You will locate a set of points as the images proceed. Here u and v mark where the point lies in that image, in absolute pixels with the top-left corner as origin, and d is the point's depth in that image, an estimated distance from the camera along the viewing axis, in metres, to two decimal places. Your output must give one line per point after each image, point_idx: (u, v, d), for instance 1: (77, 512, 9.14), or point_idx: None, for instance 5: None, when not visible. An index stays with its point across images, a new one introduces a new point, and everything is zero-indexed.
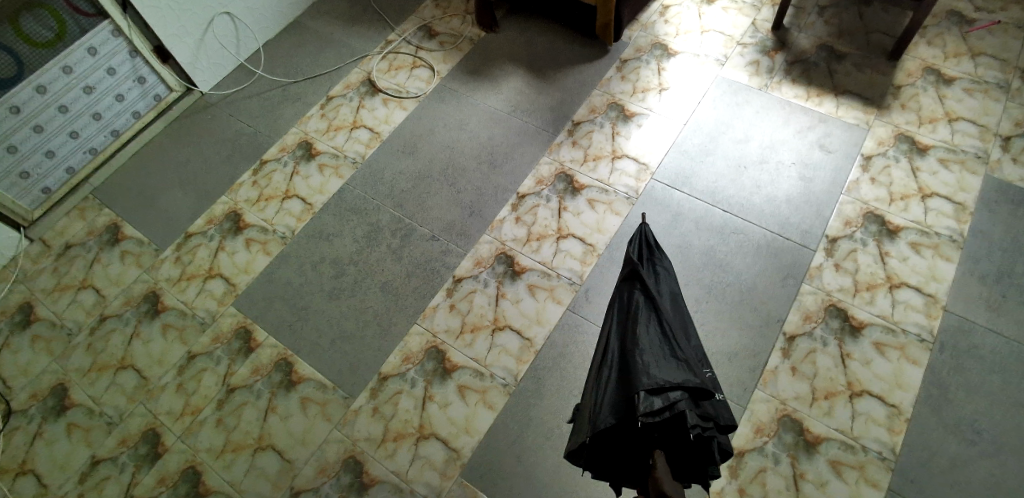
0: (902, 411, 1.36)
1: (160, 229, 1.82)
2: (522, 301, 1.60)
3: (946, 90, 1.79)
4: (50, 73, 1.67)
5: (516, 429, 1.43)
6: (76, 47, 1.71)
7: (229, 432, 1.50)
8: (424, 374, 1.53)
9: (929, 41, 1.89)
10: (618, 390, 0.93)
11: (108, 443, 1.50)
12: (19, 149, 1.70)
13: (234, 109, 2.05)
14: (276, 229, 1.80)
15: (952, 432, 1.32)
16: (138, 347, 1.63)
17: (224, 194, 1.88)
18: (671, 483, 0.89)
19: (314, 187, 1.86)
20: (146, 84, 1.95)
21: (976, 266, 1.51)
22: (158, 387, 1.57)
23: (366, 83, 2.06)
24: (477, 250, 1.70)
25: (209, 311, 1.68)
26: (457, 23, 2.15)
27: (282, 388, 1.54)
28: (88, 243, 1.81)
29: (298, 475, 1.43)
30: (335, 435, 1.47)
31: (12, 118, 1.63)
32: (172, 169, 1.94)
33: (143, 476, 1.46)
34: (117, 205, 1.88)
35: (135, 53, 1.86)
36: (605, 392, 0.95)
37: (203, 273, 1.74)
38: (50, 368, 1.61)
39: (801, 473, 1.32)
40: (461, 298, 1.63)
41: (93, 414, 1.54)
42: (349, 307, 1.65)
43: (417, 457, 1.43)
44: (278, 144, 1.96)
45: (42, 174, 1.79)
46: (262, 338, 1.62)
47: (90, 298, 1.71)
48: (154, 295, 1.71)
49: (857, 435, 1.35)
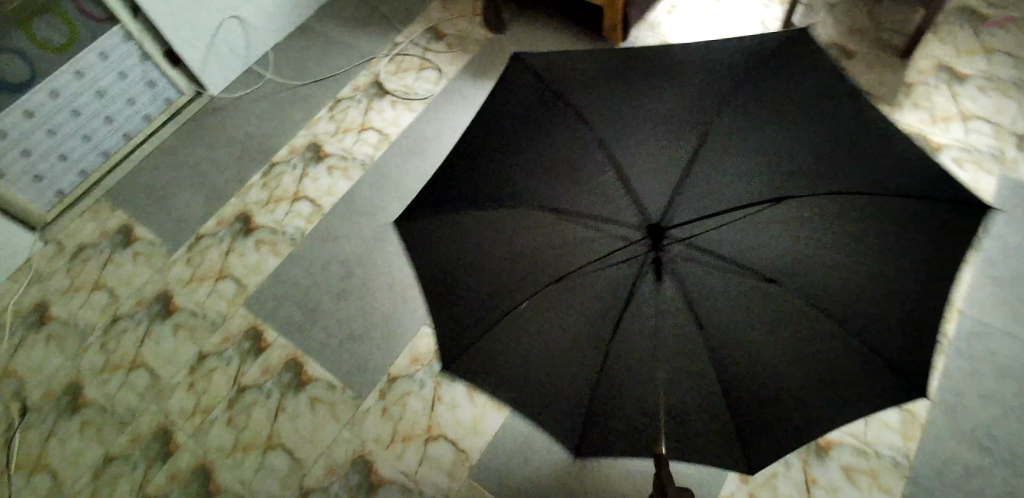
0: (916, 416, 1.34)
1: (172, 230, 1.85)
2: (459, 407, 1.48)
3: (958, 88, 1.77)
4: (62, 78, 1.69)
5: (525, 430, 1.44)
6: (88, 51, 1.72)
7: (239, 430, 1.51)
8: (432, 375, 1.53)
9: (941, 38, 1.87)
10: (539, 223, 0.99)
11: (120, 441, 1.52)
12: (33, 152, 1.72)
13: (244, 111, 2.07)
14: (286, 230, 1.81)
15: (965, 437, 1.31)
16: (150, 347, 1.65)
17: (234, 196, 1.89)
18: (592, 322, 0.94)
19: (323, 189, 1.87)
20: (157, 88, 1.98)
21: (991, 266, 1.49)
22: (169, 386, 1.59)
23: (374, 85, 2.07)
24: (415, 345, 1.58)
25: (219, 312, 1.69)
26: (464, 25, 2.16)
27: (291, 388, 1.55)
28: (101, 245, 1.83)
29: (307, 475, 1.44)
30: (344, 434, 1.48)
31: (27, 122, 1.66)
32: (183, 171, 1.96)
33: (154, 474, 1.47)
34: (130, 206, 1.90)
35: (146, 56, 1.89)
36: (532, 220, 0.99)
37: (214, 274, 1.75)
38: (63, 367, 1.63)
39: (812, 479, 1.31)
40: (395, 399, 1.51)
41: (106, 412, 1.56)
42: (358, 307, 1.66)
43: (425, 457, 1.43)
44: (288, 146, 1.97)
45: (56, 176, 1.82)
46: (272, 338, 1.64)
47: (102, 298, 1.73)
48: (165, 295, 1.73)
49: (870, 440, 1.33)
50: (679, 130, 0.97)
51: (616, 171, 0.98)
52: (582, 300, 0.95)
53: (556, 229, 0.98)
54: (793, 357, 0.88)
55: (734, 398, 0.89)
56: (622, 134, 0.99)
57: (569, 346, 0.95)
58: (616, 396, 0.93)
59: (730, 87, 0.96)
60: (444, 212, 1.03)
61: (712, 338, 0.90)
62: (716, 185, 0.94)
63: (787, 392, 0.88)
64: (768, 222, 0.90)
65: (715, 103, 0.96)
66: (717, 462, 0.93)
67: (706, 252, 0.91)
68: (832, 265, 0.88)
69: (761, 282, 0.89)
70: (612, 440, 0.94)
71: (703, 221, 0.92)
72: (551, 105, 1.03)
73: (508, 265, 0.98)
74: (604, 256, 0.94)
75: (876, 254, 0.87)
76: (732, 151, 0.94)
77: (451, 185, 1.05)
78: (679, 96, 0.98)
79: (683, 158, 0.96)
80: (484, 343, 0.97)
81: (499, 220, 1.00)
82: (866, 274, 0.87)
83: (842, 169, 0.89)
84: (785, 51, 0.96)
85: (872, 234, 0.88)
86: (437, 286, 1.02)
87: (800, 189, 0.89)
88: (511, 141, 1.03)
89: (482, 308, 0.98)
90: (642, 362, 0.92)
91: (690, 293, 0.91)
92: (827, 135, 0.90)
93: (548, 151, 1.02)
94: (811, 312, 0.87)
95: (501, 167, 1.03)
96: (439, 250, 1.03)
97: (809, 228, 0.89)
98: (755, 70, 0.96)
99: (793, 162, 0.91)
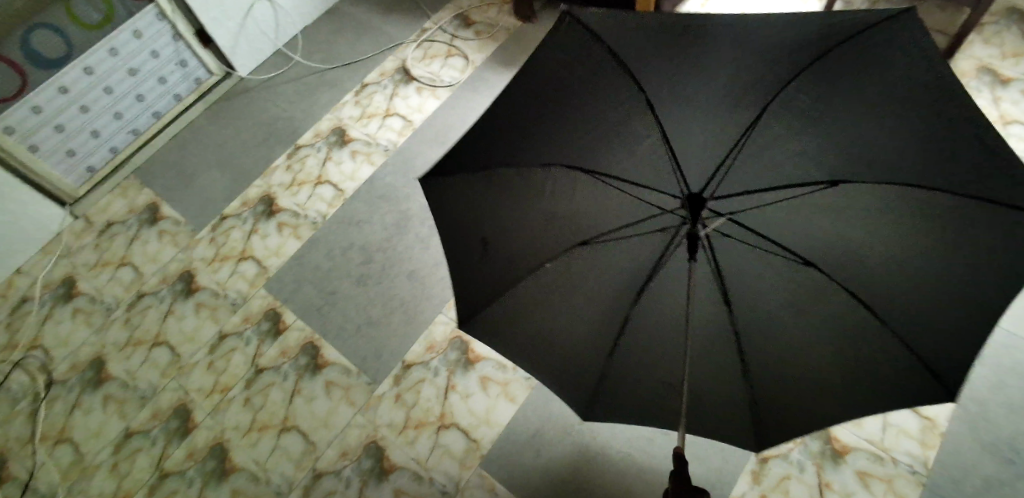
0: (936, 424, 1.31)
1: (196, 210, 1.87)
2: (471, 397, 1.49)
3: (1001, 92, 1.69)
4: (97, 55, 1.71)
5: (536, 422, 1.44)
6: (123, 30, 1.74)
7: (255, 411, 1.54)
8: (446, 364, 1.53)
9: (987, 39, 1.79)
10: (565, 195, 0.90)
11: (141, 416, 1.56)
12: (66, 128, 1.75)
13: (271, 93, 2.08)
14: (307, 214, 1.82)
15: (990, 451, 1.27)
16: (172, 324, 1.68)
17: (258, 178, 1.91)
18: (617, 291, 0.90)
19: (346, 174, 1.88)
20: (189, 67, 1.99)
21: None
22: (189, 364, 1.62)
23: (400, 71, 2.06)
24: (430, 333, 1.59)
25: (240, 292, 1.71)
26: (493, 13, 2.13)
27: (308, 371, 1.57)
28: (128, 222, 1.87)
29: (320, 457, 1.46)
30: (357, 419, 1.49)
31: (61, 98, 1.69)
32: (210, 151, 1.98)
33: (173, 450, 1.50)
34: (157, 185, 1.93)
35: (178, 36, 1.90)
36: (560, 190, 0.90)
37: (236, 255, 1.78)
38: (89, 341, 1.67)
39: (826, 483, 1.29)
40: (408, 387, 1.52)
41: (128, 387, 1.60)
42: (376, 293, 1.67)
43: (436, 445, 1.44)
44: (312, 130, 1.98)
45: (87, 153, 1.86)
46: (290, 320, 1.65)
47: (128, 274, 1.77)
48: (188, 274, 1.76)
49: (887, 446, 1.30)
50: (737, 104, 0.86)
51: (662, 138, 0.90)
52: (611, 266, 0.90)
53: (590, 193, 0.90)
54: (827, 348, 0.82)
55: (759, 378, 0.85)
56: (676, 99, 0.88)
57: (594, 313, 0.90)
58: (638, 365, 0.89)
59: (810, 57, 0.82)
60: (467, 166, 0.91)
61: (742, 313, 0.86)
62: (768, 162, 0.86)
63: (811, 383, 0.83)
64: (817, 206, 0.83)
65: (788, 73, 0.83)
66: (730, 440, 0.89)
67: (745, 228, 0.87)
68: (881, 263, 0.79)
69: (799, 265, 0.84)
70: (628, 409, 0.90)
71: (746, 197, 0.87)
72: (601, 60, 0.89)
73: (536, 228, 0.90)
74: (638, 223, 0.90)
75: (933, 259, 0.77)
76: (795, 127, 0.83)
77: (477, 138, 0.93)
78: (742, 60, 0.84)
79: (739, 131, 0.87)
80: (502, 304, 0.90)
81: (528, 180, 0.90)
82: (918, 278, 0.77)
83: (908, 158, 0.78)
84: (887, 19, 0.80)
85: (930, 235, 0.77)
86: (451, 244, 0.92)
87: (860, 175, 0.80)
88: (550, 96, 0.89)
89: (503, 270, 0.90)
90: (667, 332, 0.89)
91: (722, 267, 0.88)
92: (902, 117, 0.77)
93: (590, 111, 0.89)
94: (855, 301, 0.80)
95: (536, 123, 0.90)
96: (457, 206, 0.92)
97: (861, 218, 0.80)
98: (844, 54, 0.81)
99: (861, 143, 0.79)
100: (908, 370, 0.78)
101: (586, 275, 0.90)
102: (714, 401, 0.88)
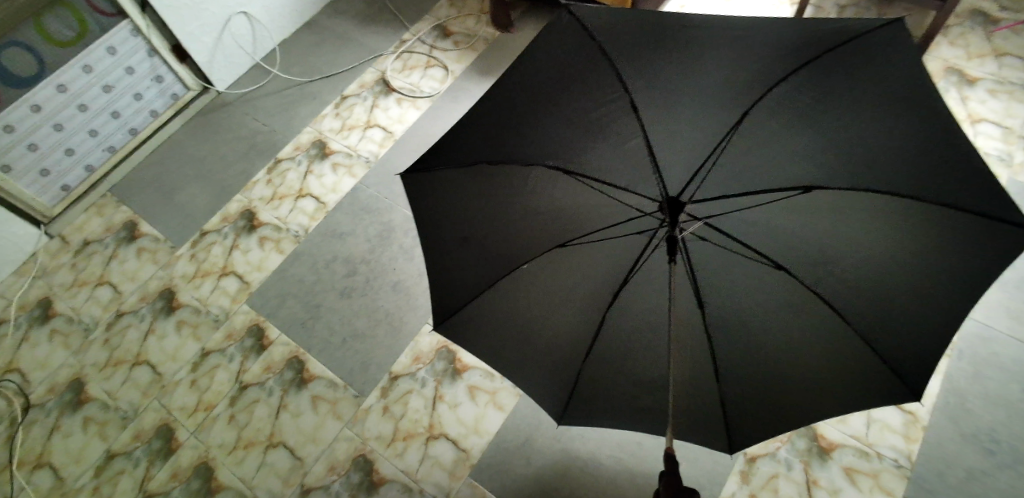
0: (918, 418, 1.34)
1: (176, 227, 1.85)
2: (460, 406, 1.48)
3: (968, 91, 1.75)
4: (71, 72, 1.70)
5: (526, 429, 1.44)
6: (97, 46, 1.73)
7: (240, 428, 1.51)
8: (433, 374, 1.53)
9: (952, 41, 1.85)
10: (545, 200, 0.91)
11: (122, 437, 1.52)
12: (40, 146, 1.73)
13: (250, 107, 2.07)
14: (289, 227, 1.81)
15: (970, 442, 1.30)
16: (154, 343, 1.65)
17: (239, 192, 1.89)
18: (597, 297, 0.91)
19: (327, 186, 1.87)
20: (165, 83, 1.98)
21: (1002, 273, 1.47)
22: (172, 382, 1.59)
23: (380, 83, 2.06)
24: (416, 344, 1.58)
25: (223, 308, 1.69)
26: (471, 23, 2.15)
27: (294, 386, 1.55)
28: (106, 240, 1.84)
29: (307, 472, 1.44)
30: (345, 433, 1.48)
31: (34, 116, 1.66)
32: (188, 167, 1.96)
33: (156, 471, 1.47)
34: (135, 202, 1.91)
35: (154, 51, 1.89)
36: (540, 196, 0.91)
37: (218, 270, 1.76)
38: (68, 362, 1.64)
39: (814, 480, 1.31)
40: (396, 399, 1.51)
41: (109, 408, 1.57)
42: (361, 305, 1.66)
43: (426, 456, 1.43)
44: (293, 143, 1.97)
45: (62, 171, 1.83)
46: (274, 335, 1.64)
47: (106, 293, 1.74)
48: (169, 291, 1.73)
49: (872, 442, 1.33)
50: (727, 105, 0.86)
51: (644, 140, 0.89)
52: (589, 268, 0.91)
53: (569, 196, 0.91)
54: (800, 349, 0.84)
55: (732, 379, 0.86)
56: (662, 101, 0.88)
57: (572, 313, 0.91)
58: (616, 363, 0.91)
59: (805, 58, 0.83)
60: (450, 165, 0.92)
61: (719, 317, 0.87)
62: (749, 164, 0.87)
63: (785, 383, 0.85)
64: (794, 209, 0.84)
65: (783, 72, 0.84)
66: (700, 440, 0.91)
67: (722, 233, 0.88)
68: (872, 265, 0.80)
69: (771, 268, 0.85)
70: (602, 406, 0.92)
71: (723, 202, 0.88)
72: (593, 58, 0.88)
73: (515, 231, 0.91)
74: (616, 225, 0.91)
75: (924, 263, 0.78)
76: (780, 128, 0.84)
77: (462, 136, 0.92)
78: (736, 62, 0.85)
79: (723, 133, 0.87)
80: (480, 303, 0.91)
81: (509, 182, 0.91)
82: (909, 282, 0.79)
83: (901, 162, 0.78)
84: (882, 26, 0.82)
85: (924, 241, 0.78)
86: (431, 241, 0.93)
87: (838, 178, 0.81)
88: (535, 95, 0.88)
89: (481, 271, 0.91)
90: (644, 332, 0.90)
91: (699, 272, 0.89)
92: (904, 122, 0.78)
93: (576, 111, 0.88)
94: (825, 304, 0.83)
95: (520, 124, 0.89)
96: (439, 204, 0.93)
97: (856, 218, 0.81)
98: (842, 57, 0.81)
99: (841, 146, 0.81)
100: (875, 366, 0.82)
101: (566, 280, 0.91)
102: (686, 401, 0.89)
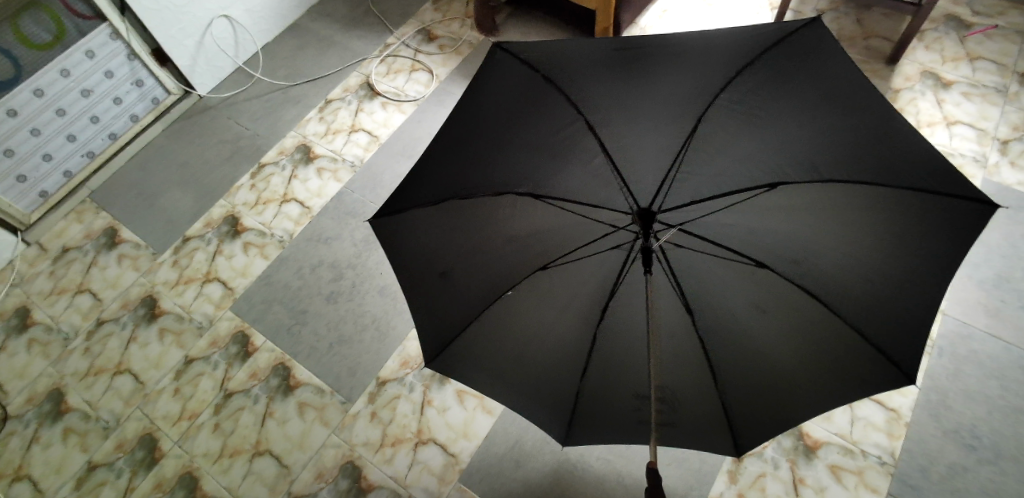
0: (901, 415, 1.36)
1: (158, 233, 1.82)
2: (449, 410, 1.48)
3: (944, 94, 1.79)
4: (48, 76, 1.67)
5: (514, 432, 1.44)
6: (75, 49, 1.70)
7: (226, 436, 1.49)
8: (421, 379, 1.52)
9: (927, 45, 1.89)
10: (531, 214, 0.91)
11: (104, 447, 1.50)
12: (17, 152, 1.69)
13: (233, 111, 2.05)
14: (274, 232, 1.79)
15: (951, 439, 1.33)
16: (135, 351, 1.62)
17: (223, 197, 1.87)
18: (588, 308, 0.91)
19: (312, 191, 1.85)
20: (145, 87, 1.95)
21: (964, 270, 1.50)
22: (155, 391, 1.56)
23: (365, 87, 2.05)
24: (404, 349, 1.57)
25: (206, 315, 1.67)
26: (456, 27, 2.14)
27: (280, 393, 1.54)
28: (85, 246, 1.80)
29: (295, 480, 1.42)
30: (332, 439, 1.47)
31: (9, 121, 1.63)
32: (170, 171, 1.94)
33: (139, 481, 1.45)
34: (116, 208, 1.88)
35: (134, 56, 1.86)
36: (530, 211, 0.91)
37: (201, 276, 1.73)
38: (47, 372, 1.60)
39: (800, 479, 1.32)
40: (384, 404, 1.50)
41: (90, 418, 1.54)
42: (347, 310, 1.64)
43: (415, 461, 1.42)
44: (277, 147, 1.95)
45: (39, 177, 1.79)
46: (259, 343, 1.62)
47: (86, 301, 1.71)
48: (151, 299, 1.70)
49: (856, 440, 1.35)
50: (687, 110, 0.88)
51: (611, 158, 0.91)
52: (576, 285, 0.91)
53: (546, 217, 0.92)
54: (793, 349, 0.85)
55: (729, 380, 0.87)
56: (624, 120, 0.89)
57: (559, 327, 0.91)
58: (608, 385, 0.89)
59: (746, 62, 0.87)
60: (429, 191, 0.91)
61: (711, 322, 0.88)
62: (725, 168, 0.87)
63: (784, 379, 0.86)
64: (769, 210, 0.86)
65: (731, 79, 0.87)
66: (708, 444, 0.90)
67: (697, 237, 0.89)
68: (845, 265, 0.82)
69: (751, 266, 0.86)
70: (605, 426, 0.91)
71: (694, 206, 0.89)
72: (550, 88, 0.91)
73: (500, 254, 0.91)
74: (594, 242, 0.92)
75: (896, 253, 0.81)
76: (742, 132, 0.86)
77: (438, 165, 0.91)
78: (688, 71, 0.88)
79: (686, 139, 0.89)
80: (471, 328, 0.91)
81: (490, 207, 0.90)
82: (880, 274, 0.81)
83: (860, 160, 0.81)
84: (793, 31, 0.89)
85: (891, 232, 0.81)
86: (408, 283, 0.92)
87: (802, 175, 0.83)
88: (497, 125, 0.90)
89: (466, 302, 0.91)
90: (633, 347, 0.90)
91: (683, 278, 0.90)
92: (856, 115, 0.83)
93: (540, 137, 0.90)
94: (818, 301, 0.83)
95: (485, 155, 0.90)
96: (407, 246, 0.91)
97: (835, 215, 0.82)
98: (783, 58, 0.86)
99: (804, 149, 0.83)
100: (875, 357, 0.82)
101: (558, 292, 0.91)
102: (689, 408, 0.89)
